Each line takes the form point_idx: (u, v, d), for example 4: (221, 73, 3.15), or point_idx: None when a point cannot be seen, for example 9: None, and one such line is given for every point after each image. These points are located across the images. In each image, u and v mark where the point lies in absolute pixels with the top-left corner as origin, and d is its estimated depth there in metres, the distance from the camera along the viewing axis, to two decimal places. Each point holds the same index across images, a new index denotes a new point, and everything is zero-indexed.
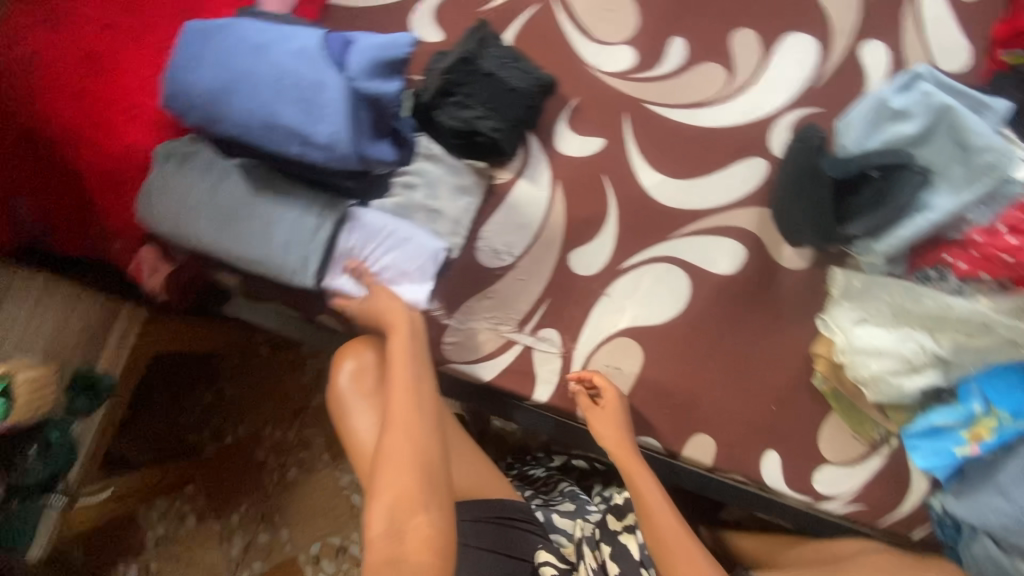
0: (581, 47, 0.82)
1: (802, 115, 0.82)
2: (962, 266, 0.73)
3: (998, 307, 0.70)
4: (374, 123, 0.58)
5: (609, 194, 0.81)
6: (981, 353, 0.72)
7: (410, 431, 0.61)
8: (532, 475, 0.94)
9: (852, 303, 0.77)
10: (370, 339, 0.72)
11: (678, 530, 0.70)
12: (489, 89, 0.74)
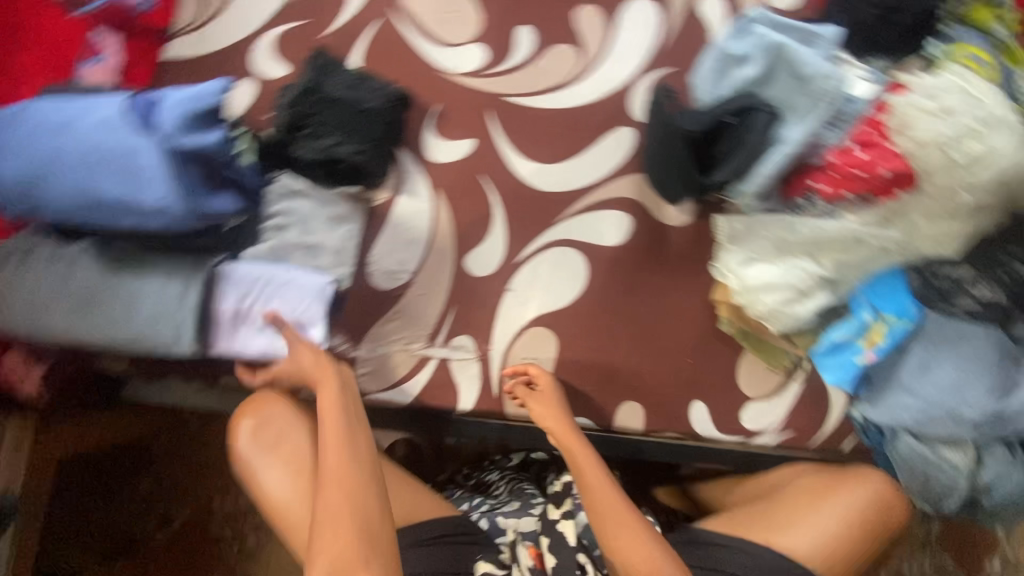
0: (431, 54, 0.82)
1: (659, 76, 0.84)
2: (826, 189, 0.76)
3: (864, 220, 0.74)
4: (207, 177, 0.59)
5: (491, 191, 0.81)
6: (860, 266, 0.75)
7: (343, 487, 0.62)
8: (489, 483, 0.90)
9: (738, 246, 0.80)
10: (269, 393, 0.71)
11: (619, 509, 0.72)
12: (339, 113, 0.72)
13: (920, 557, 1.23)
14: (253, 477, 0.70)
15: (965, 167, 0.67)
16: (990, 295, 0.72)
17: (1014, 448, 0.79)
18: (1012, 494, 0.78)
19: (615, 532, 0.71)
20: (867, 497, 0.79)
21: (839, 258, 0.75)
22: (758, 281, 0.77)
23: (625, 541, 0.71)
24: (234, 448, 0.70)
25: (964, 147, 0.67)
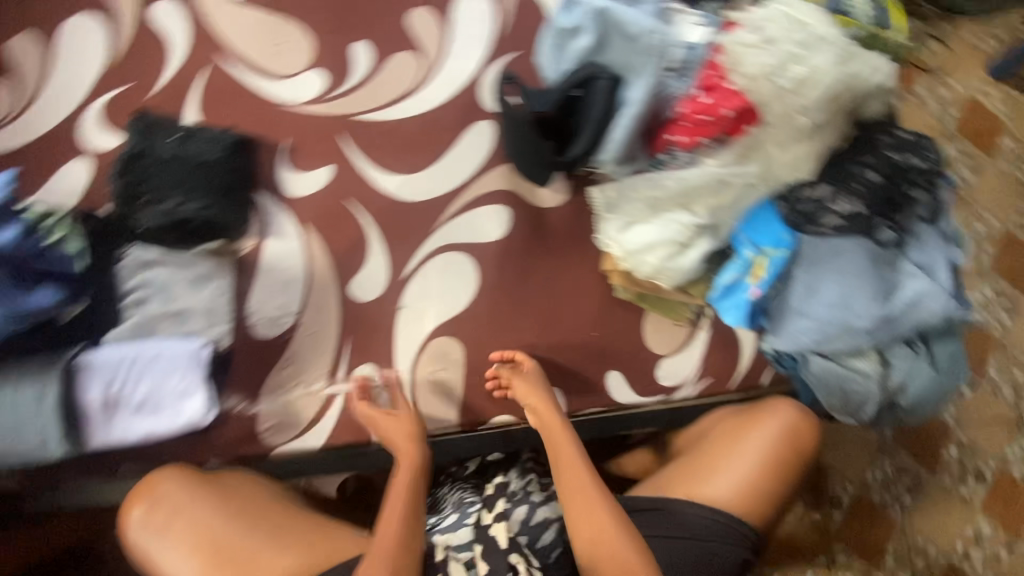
0: (268, 89, 0.80)
1: (501, 65, 0.84)
2: (683, 140, 0.76)
3: (723, 162, 0.75)
4: (15, 278, 0.62)
5: (360, 213, 0.80)
6: (730, 206, 0.76)
7: (399, 535, 0.68)
8: (438, 500, 0.84)
9: (614, 214, 0.81)
10: (161, 472, 0.71)
11: (592, 510, 0.70)
12: (174, 172, 0.69)
13: (880, 462, 1.27)
14: (152, 564, 0.71)
15: (795, 91, 0.70)
16: (852, 208, 0.73)
17: (916, 344, 0.81)
18: (922, 388, 0.81)
19: (591, 532, 0.69)
20: (776, 429, 0.73)
21: (709, 204, 0.76)
22: (639, 244, 0.78)
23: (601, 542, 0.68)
24: (126, 542, 0.71)
25: (788, 72, 0.70)
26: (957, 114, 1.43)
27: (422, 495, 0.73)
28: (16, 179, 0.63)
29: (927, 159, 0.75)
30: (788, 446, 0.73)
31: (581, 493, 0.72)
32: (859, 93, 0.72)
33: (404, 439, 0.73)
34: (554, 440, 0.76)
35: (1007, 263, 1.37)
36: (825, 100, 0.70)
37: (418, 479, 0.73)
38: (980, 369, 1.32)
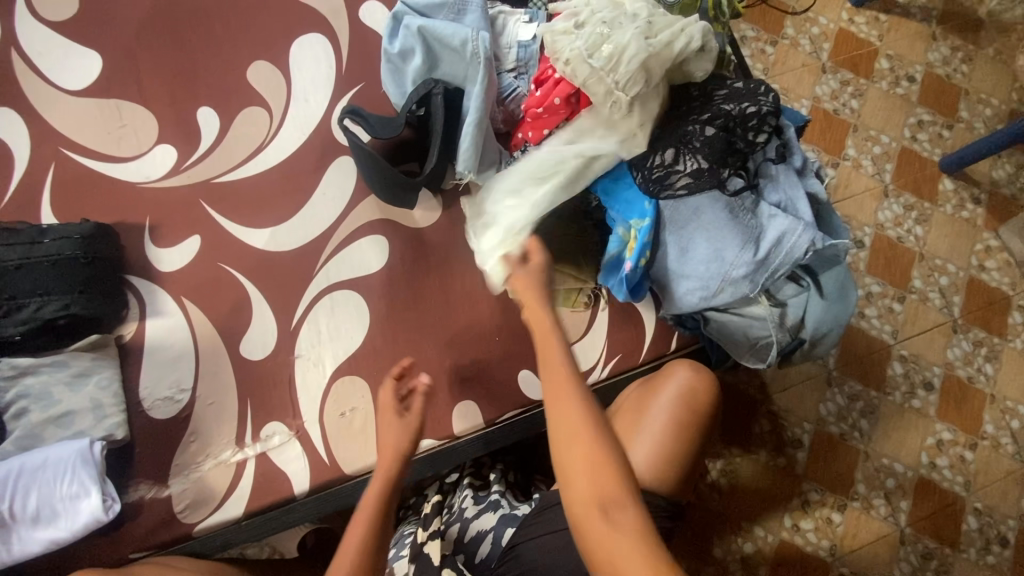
0: (121, 174, 0.81)
1: (348, 101, 0.86)
2: (531, 135, 0.81)
3: (554, 145, 0.78)
4: None
5: (237, 274, 0.80)
6: (565, 185, 0.76)
7: (377, 501, 0.66)
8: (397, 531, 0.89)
9: (474, 213, 0.82)
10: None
11: (569, 412, 0.57)
12: (31, 276, 0.70)
13: (831, 395, 1.29)
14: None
15: (608, 69, 0.73)
16: (696, 165, 0.75)
17: (801, 279, 0.83)
18: (818, 318, 0.82)
19: (574, 437, 0.56)
20: (670, 396, 0.74)
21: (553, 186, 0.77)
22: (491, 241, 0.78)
23: (581, 439, 0.56)
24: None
25: (598, 53, 0.73)
26: (830, 48, 1.48)
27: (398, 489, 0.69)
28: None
29: (763, 102, 0.76)
30: (683, 407, 0.74)
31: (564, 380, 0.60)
32: (671, 60, 0.74)
33: (389, 433, 0.71)
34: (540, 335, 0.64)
35: (906, 177, 1.42)
36: (635, 72, 0.72)
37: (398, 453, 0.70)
38: (906, 283, 1.36)
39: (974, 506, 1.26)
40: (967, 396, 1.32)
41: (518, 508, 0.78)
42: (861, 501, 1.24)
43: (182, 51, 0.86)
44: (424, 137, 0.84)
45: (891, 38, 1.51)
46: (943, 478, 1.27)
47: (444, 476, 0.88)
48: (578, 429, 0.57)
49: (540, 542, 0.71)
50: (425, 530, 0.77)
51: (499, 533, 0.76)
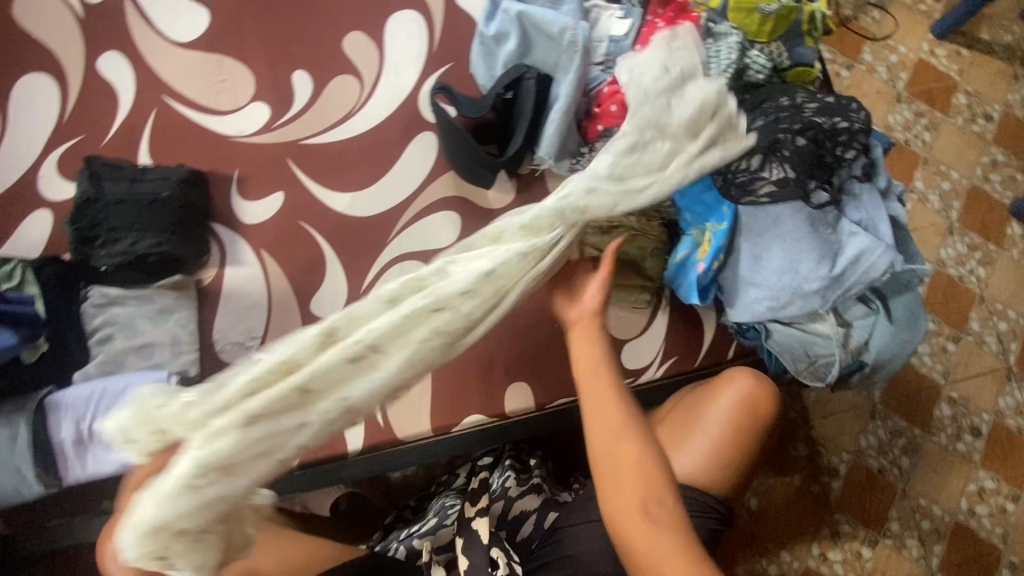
0: (216, 126, 0.85)
1: (437, 79, 0.88)
2: (599, 128, 0.81)
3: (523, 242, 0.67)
4: None
5: (314, 233, 0.82)
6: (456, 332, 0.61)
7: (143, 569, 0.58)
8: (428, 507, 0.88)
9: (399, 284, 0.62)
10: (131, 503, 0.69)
11: (608, 407, 0.67)
12: (130, 211, 0.73)
13: (872, 428, 1.26)
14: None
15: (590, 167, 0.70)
16: (782, 174, 0.74)
17: (871, 301, 0.81)
18: (884, 342, 0.81)
19: (616, 431, 0.66)
20: (728, 401, 0.74)
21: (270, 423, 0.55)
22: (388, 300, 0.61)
23: (610, 426, 0.66)
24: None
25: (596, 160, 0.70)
26: (907, 77, 1.45)
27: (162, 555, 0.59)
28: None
29: (854, 119, 0.76)
30: (744, 415, 0.74)
31: (599, 374, 0.68)
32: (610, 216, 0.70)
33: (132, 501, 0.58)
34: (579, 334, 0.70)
35: (974, 217, 1.38)
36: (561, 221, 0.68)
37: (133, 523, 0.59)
38: (963, 324, 1.32)
39: (1010, 559, 1.22)
40: (1016, 446, 1.28)
41: (561, 495, 0.81)
42: (894, 539, 1.21)
43: (284, 14, 0.89)
44: (507, 120, 0.85)
45: (970, 74, 1.48)
46: (981, 526, 1.23)
47: (478, 459, 0.91)
48: (611, 418, 0.66)
49: (584, 529, 0.71)
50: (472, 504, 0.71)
51: (543, 515, 0.77)
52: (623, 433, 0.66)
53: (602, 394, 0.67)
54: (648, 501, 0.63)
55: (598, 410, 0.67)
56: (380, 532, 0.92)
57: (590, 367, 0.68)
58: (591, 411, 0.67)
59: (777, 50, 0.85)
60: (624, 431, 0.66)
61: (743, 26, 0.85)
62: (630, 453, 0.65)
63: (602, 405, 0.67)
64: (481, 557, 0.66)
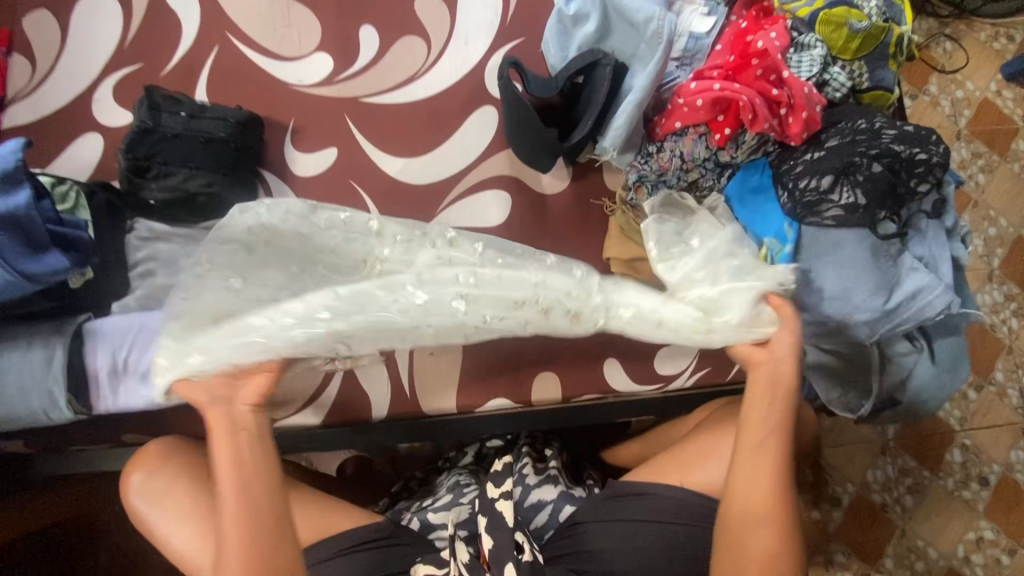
0: (276, 71, 0.83)
1: (506, 52, 0.85)
2: (670, 124, 0.78)
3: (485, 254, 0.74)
4: (26, 242, 0.61)
5: (362, 194, 0.81)
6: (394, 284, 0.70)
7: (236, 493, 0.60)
8: (434, 484, 0.86)
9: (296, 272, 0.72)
10: (161, 442, 0.71)
11: (759, 490, 0.64)
12: (185, 148, 0.74)
13: (881, 463, 1.26)
14: (150, 528, 0.69)
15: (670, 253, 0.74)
16: (853, 199, 0.72)
17: (917, 339, 0.79)
18: (925, 383, 0.78)
19: (761, 524, 0.63)
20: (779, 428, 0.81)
21: (259, 311, 0.67)
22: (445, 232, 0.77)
23: (756, 506, 0.63)
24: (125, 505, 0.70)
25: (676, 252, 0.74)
26: (970, 116, 1.42)
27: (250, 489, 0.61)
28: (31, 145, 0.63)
29: (934, 152, 0.72)
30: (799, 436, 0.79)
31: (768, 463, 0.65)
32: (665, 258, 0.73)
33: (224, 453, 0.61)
34: (755, 411, 0.66)
35: (1015, 266, 1.35)
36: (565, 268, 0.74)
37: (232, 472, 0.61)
38: (988, 373, 1.31)
39: None
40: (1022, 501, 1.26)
41: (576, 489, 0.79)
42: None
43: None
44: (574, 104, 0.83)
45: None
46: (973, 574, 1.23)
47: (487, 441, 0.90)
48: (760, 503, 0.64)
49: (605, 526, 0.71)
50: (497, 487, 0.70)
51: (559, 507, 0.76)
52: (761, 511, 0.63)
53: (759, 470, 0.64)
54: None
55: (749, 488, 0.64)
56: (387, 499, 0.91)
57: (757, 444, 0.65)
58: (737, 476, 0.65)
59: (859, 69, 0.81)
60: (757, 509, 0.63)
61: (827, 40, 0.80)
62: (765, 542, 0.62)
63: (756, 481, 0.64)
64: (507, 540, 0.65)
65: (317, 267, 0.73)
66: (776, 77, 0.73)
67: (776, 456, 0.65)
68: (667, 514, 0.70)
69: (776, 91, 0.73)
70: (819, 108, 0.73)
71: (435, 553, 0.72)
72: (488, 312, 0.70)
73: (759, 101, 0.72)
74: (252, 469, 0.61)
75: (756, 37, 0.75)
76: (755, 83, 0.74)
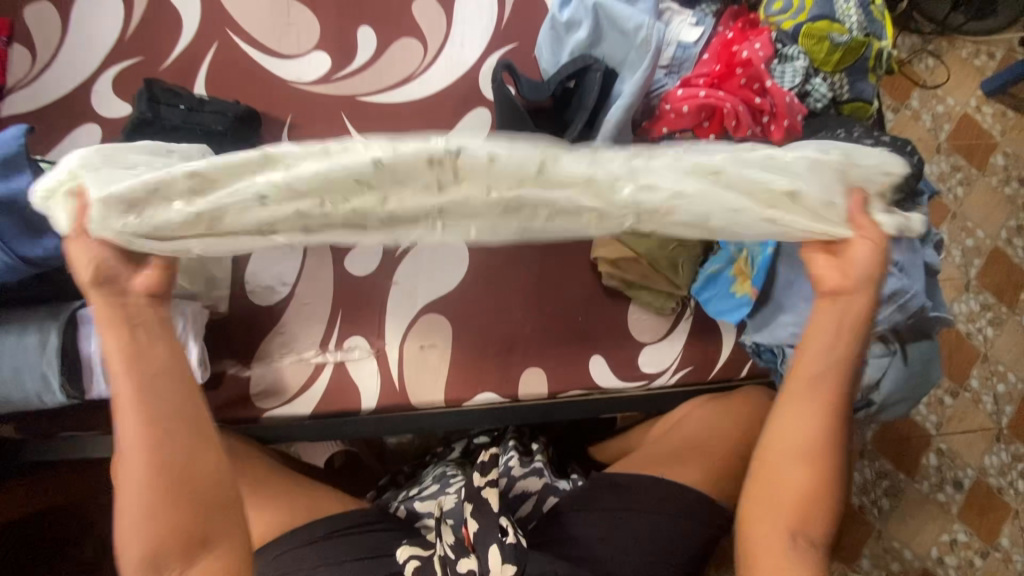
0: (275, 68, 0.85)
1: (500, 56, 0.88)
2: (659, 129, 0.81)
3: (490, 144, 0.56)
4: (22, 225, 0.62)
5: None
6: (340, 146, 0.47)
7: (137, 439, 0.53)
8: (421, 476, 0.88)
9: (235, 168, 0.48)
10: None
11: (806, 419, 0.61)
12: (183, 140, 0.75)
13: (859, 466, 1.29)
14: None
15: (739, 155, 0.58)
16: None
17: (890, 342, 0.81)
18: (894, 383, 0.81)
19: (802, 450, 0.61)
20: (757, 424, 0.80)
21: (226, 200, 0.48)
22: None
23: (808, 445, 0.61)
24: None
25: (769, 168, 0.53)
26: (950, 130, 1.46)
27: (161, 420, 0.54)
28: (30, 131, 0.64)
29: (909, 162, 0.75)
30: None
31: (826, 390, 0.60)
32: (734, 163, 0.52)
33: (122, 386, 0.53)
34: (815, 330, 0.60)
35: (991, 277, 1.40)
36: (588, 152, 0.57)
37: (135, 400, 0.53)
38: (963, 379, 1.34)
39: None
40: (994, 504, 1.29)
41: (560, 482, 0.81)
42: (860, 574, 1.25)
43: None
44: (566, 108, 0.86)
45: (1013, 135, 1.47)
46: None
47: (475, 437, 0.92)
48: (807, 436, 0.61)
49: (587, 515, 0.73)
50: (483, 474, 0.71)
51: (543, 498, 0.79)
52: (806, 449, 0.61)
53: (809, 414, 0.61)
54: (799, 532, 0.61)
55: (795, 429, 0.61)
56: (375, 491, 0.92)
57: (817, 386, 0.60)
58: (783, 406, 0.62)
59: (840, 81, 0.84)
60: (799, 438, 0.61)
61: (809, 52, 0.83)
62: (801, 478, 0.61)
63: (808, 424, 0.61)
64: (492, 522, 0.66)
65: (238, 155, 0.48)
66: (760, 86, 0.77)
67: (834, 400, 0.60)
68: (646, 504, 0.72)
69: (759, 100, 0.76)
70: (801, 116, 0.76)
71: (420, 537, 0.74)
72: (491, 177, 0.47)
73: (743, 108, 0.75)
74: (155, 372, 0.54)
75: (741, 47, 0.78)
76: (739, 91, 0.77)
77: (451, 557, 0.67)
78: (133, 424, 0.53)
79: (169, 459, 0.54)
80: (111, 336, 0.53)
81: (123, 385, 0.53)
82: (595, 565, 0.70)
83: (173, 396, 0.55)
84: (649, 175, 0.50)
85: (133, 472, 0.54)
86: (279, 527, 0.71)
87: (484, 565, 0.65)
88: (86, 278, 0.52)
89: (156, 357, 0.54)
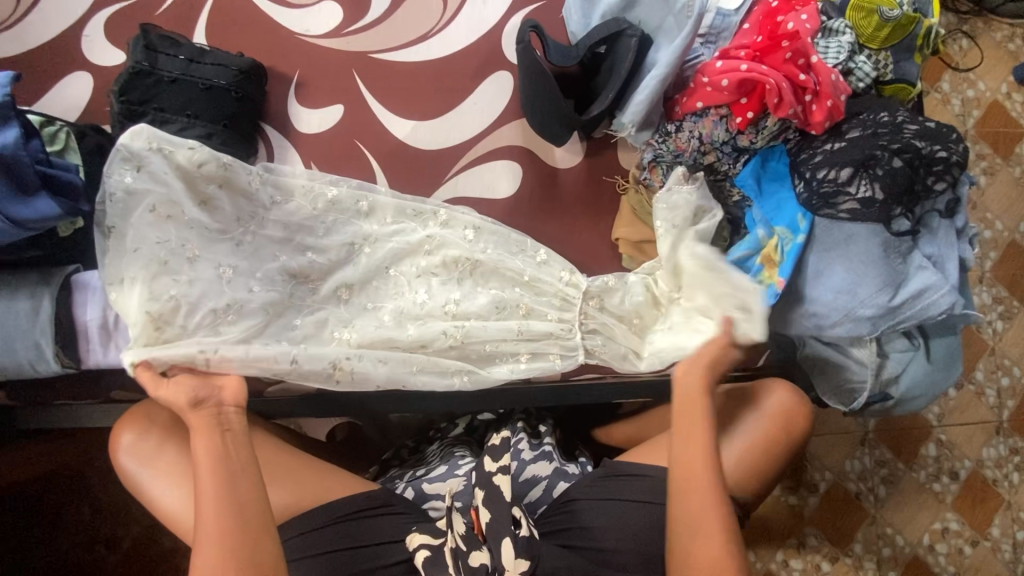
0: (283, 19, 0.79)
1: (525, 15, 0.82)
2: (692, 103, 0.76)
3: (483, 241, 0.78)
4: (14, 184, 0.58)
5: (368, 156, 0.78)
6: (379, 274, 0.76)
7: (222, 515, 0.56)
8: (425, 454, 0.84)
9: (317, 293, 0.75)
10: (152, 403, 0.70)
11: (700, 489, 0.64)
12: (182, 94, 0.71)
13: (859, 454, 1.29)
14: (139, 491, 0.67)
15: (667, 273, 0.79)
16: (870, 193, 0.71)
17: (915, 336, 0.79)
18: (916, 379, 0.78)
19: (703, 524, 0.62)
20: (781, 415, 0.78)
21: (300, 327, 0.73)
22: (437, 214, 0.77)
23: (700, 517, 0.63)
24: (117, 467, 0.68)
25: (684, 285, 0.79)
26: (978, 116, 1.41)
27: (244, 499, 0.57)
28: (20, 80, 0.60)
29: (953, 150, 0.71)
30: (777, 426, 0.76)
31: (704, 456, 0.65)
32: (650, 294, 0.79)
33: (206, 470, 0.58)
34: (688, 408, 0.67)
35: (1006, 271, 1.37)
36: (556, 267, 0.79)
37: (222, 482, 0.57)
38: (968, 372, 1.34)
39: None
40: (987, 496, 1.31)
41: (569, 466, 0.80)
42: (853, 559, 1.27)
43: None
44: (593, 76, 0.81)
45: None
46: (936, 562, 1.28)
47: (479, 414, 0.88)
48: (703, 509, 0.63)
49: (600, 505, 0.71)
50: (495, 461, 0.70)
51: (553, 483, 0.77)
52: (708, 520, 0.62)
53: (694, 483, 0.64)
54: None
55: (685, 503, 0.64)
56: (378, 466, 0.89)
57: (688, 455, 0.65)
58: (680, 473, 0.65)
59: (884, 60, 0.79)
60: (703, 509, 0.63)
61: (856, 27, 0.78)
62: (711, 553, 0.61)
63: (700, 499, 0.63)
64: (504, 513, 0.65)
65: (305, 262, 0.74)
66: (805, 61, 0.71)
67: (708, 467, 0.64)
68: (662, 497, 0.71)
69: (803, 77, 0.70)
70: (845, 97, 0.72)
71: (430, 522, 0.72)
72: (474, 321, 0.75)
73: (786, 85, 0.70)
74: (240, 464, 0.59)
75: (786, 17, 0.73)
76: (783, 66, 0.71)
77: (463, 549, 0.65)
78: (209, 502, 0.56)
79: (229, 538, 0.55)
80: (203, 437, 0.59)
81: (207, 476, 0.57)
82: (610, 558, 0.69)
83: (245, 489, 0.57)
84: (596, 321, 0.78)
85: (203, 551, 0.54)
86: (285, 509, 0.69)
87: (496, 560, 0.64)
88: (182, 403, 0.61)
89: (240, 452, 0.60)
